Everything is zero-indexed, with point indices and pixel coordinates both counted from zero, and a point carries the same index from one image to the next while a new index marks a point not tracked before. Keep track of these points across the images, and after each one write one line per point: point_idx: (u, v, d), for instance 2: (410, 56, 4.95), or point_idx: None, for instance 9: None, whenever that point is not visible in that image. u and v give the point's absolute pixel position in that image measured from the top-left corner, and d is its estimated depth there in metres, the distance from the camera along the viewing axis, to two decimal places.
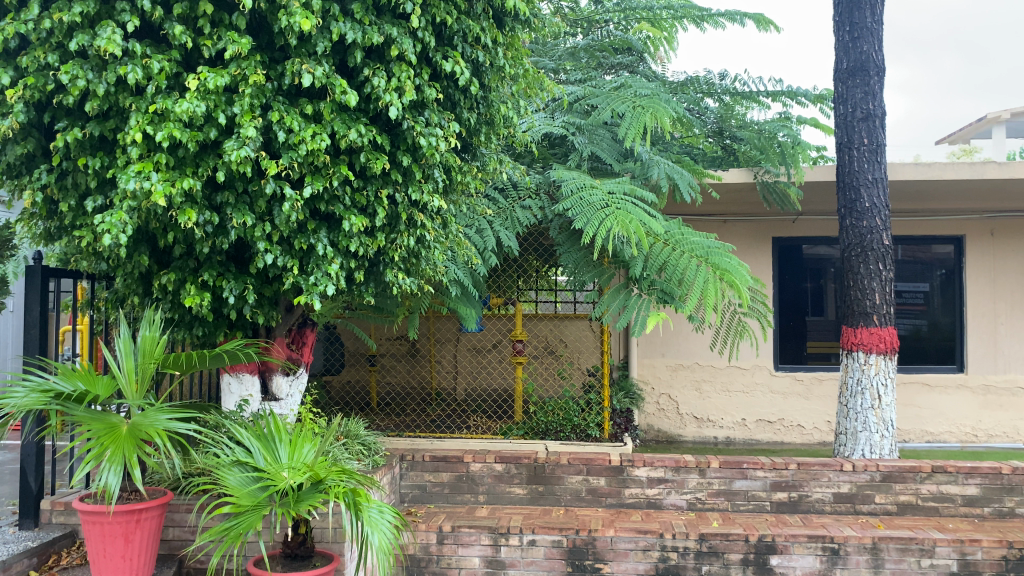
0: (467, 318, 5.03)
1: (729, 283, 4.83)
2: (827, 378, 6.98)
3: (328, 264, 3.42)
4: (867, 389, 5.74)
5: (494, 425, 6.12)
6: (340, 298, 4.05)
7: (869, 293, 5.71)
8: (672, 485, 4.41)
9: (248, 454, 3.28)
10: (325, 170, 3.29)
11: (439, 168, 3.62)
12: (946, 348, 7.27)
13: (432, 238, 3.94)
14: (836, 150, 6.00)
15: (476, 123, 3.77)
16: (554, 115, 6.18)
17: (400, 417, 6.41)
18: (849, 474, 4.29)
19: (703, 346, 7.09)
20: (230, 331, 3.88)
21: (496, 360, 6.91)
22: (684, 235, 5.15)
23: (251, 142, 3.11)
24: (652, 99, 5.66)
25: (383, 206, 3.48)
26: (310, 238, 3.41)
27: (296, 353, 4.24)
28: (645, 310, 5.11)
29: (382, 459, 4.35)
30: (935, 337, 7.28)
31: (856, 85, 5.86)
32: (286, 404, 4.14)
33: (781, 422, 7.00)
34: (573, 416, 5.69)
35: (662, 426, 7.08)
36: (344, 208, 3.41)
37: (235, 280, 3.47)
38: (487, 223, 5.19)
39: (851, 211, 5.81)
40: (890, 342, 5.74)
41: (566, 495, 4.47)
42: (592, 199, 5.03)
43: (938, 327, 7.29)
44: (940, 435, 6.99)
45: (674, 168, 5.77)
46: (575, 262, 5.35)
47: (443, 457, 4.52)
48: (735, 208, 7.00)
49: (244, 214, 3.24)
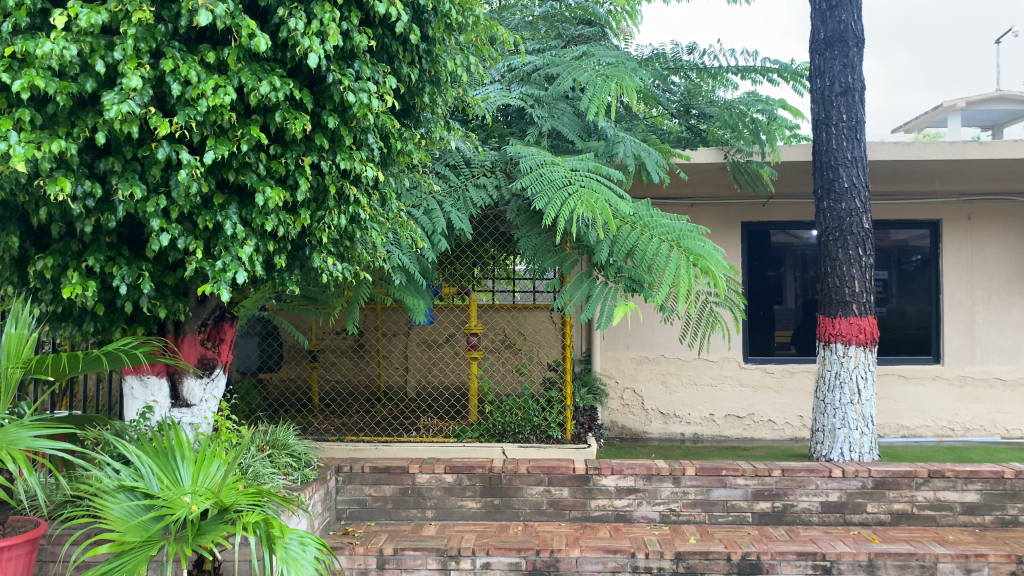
0: (416, 310, 4.44)
1: (704, 270, 4.37)
2: (800, 370, 6.59)
3: (239, 246, 2.88)
4: (847, 383, 5.34)
5: (447, 426, 5.59)
6: (261, 287, 3.49)
7: (848, 281, 5.30)
8: (643, 496, 3.93)
9: (140, 476, 2.72)
10: (232, 132, 2.74)
11: (374, 134, 3.09)
12: (920, 337, 6.92)
13: (369, 216, 3.41)
14: (812, 127, 5.57)
15: (418, 81, 3.22)
16: (510, 86, 5.65)
17: (343, 419, 5.84)
18: (839, 481, 3.86)
19: (670, 337, 6.65)
20: (129, 327, 3.29)
21: (450, 353, 6.40)
22: (653, 217, 4.67)
23: (137, 96, 2.53)
24: (617, 67, 5.17)
25: (306, 176, 2.93)
26: (217, 215, 2.87)
27: (212, 353, 3.66)
28: (612, 300, 4.66)
29: (313, 472, 3.80)
30: (911, 326, 6.93)
31: (834, 57, 5.44)
32: (199, 412, 3.58)
33: (751, 417, 6.59)
34: (533, 415, 5.16)
35: (627, 423, 6.63)
36: (258, 179, 2.87)
37: (128, 266, 2.89)
38: (436, 202, 4.63)
39: (829, 192, 5.39)
40: (870, 332, 5.34)
41: (525, 509, 3.96)
42: (553, 176, 4.55)
43: (914, 315, 6.93)
44: (916, 429, 6.66)
45: (641, 146, 5.30)
46: (534, 248, 4.84)
47: (385, 468, 3.99)
48: (703, 190, 6.56)
49: (131, 184, 2.67)
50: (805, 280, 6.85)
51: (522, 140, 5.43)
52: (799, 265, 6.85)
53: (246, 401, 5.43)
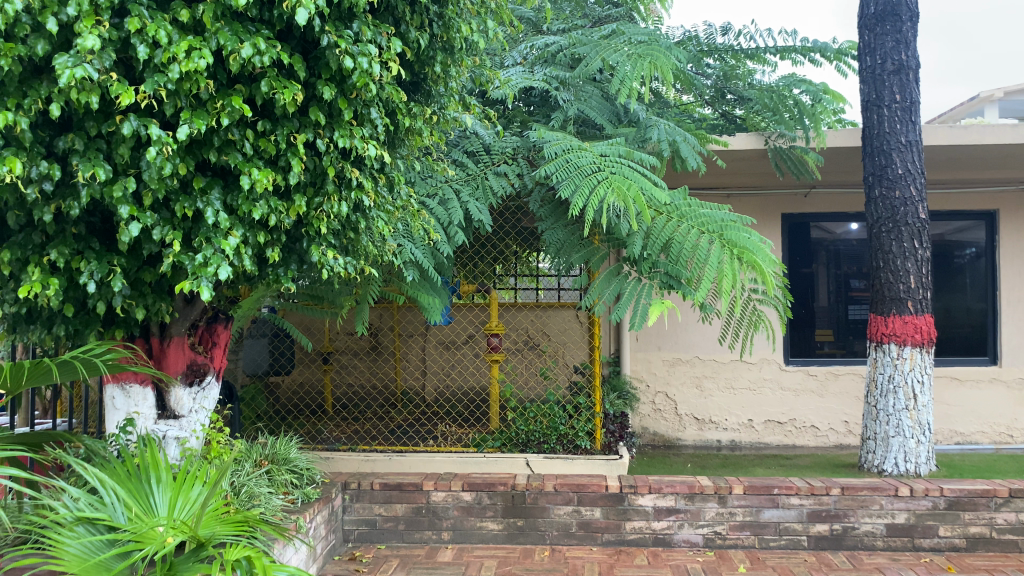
0: (430, 309, 4.02)
1: (750, 265, 3.94)
2: (844, 372, 6.13)
3: (223, 238, 2.51)
4: (901, 388, 4.87)
5: (466, 434, 5.18)
6: (256, 283, 3.11)
7: (903, 276, 4.84)
8: (685, 517, 3.51)
9: (102, 504, 2.34)
10: (210, 104, 2.36)
11: (378, 108, 2.69)
12: (976, 336, 6.40)
13: (375, 203, 3.01)
14: (861, 109, 5.12)
15: (428, 48, 2.82)
16: (534, 69, 5.24)
17: (356, 427, 5.41)
18: (906, 501, 3.42)
19: (706, 337, 6.22)
20: (106, 331, 2.93)
21: (471, 355, 6.00)
22: (691, 206, 4.24)
23: (96, 59, 2.16)
24: (651, 45, 4.74)
25: (299, 157, 2.55)
26: (197, 202, 2.49)
27: (203, 359, 3.28)
28: (646, 298, 4.18)
29: (315, 491, 3.43)
30: (964, 324, 6.42)
31: (886, 32, 4.99)
32: (188, 425, 3.20)
33: (792, 423, 6.13)
34: (559, 423, 4.72)
35: (659, 429, 6.21)
36: (243, 159, 2.49)
37: (98, 260, 2.51)
38: (452, 192, 4.23)
39: (881, 179, 4.93)
40: (927, 332, 4.87)
41: (552, 531, 3.56)
42: (580, 162, 4.14)
43: (968, 313, 6.43)
44: (972, 436, 6.15)
45: (676, 130, 4.90)
46: (560, 242, 4.43)
47: (396, 485, 3.60)
48: (739, 179, 6.12)
49: (94, 165, 2.28)
50: (852, 276, 6.37)
51: (546, 125, 5.00)
52: (844, 259, 6.36)
53: (251, 408, 5.08)
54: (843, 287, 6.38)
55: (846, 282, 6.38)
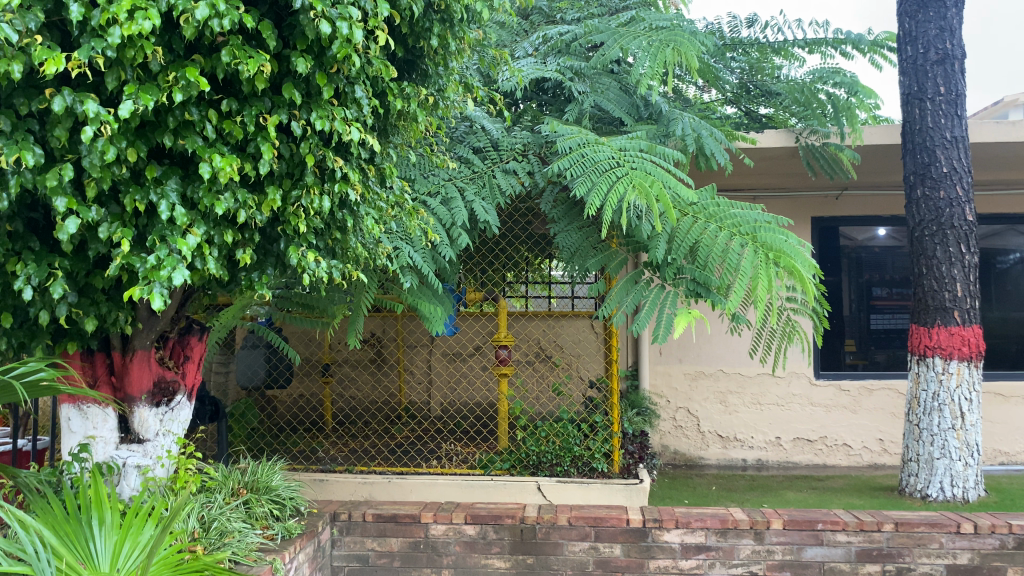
0: (433, 319, 3.63)
1: (788, 270, 3.53)
2: (879, 387, 5.68)
3: (180, 236, 2.13)
4: (947, 406, 4.43)
5: (473, 454, 4.77)
6: (230, 289, 2.75)
7: (948, 283, 4.42)
8: (716, 556, 3.13)
9: (22, 553, 1.95)
10: (162, 77, 1.99)
11: (364, 86, 2.31)
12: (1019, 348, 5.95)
13: (364, 198, 2.63)
14: (901, 102, 4.70)
15: (424, 18, 2.44)
16: (547, 60, 4.85)
17: (353, 443, 5.07)
18: (970, 539, 3.02)
19: (731, 349, 5.81)
20: (54, 344, 2.55)
21: (478, 368, 5.62)
22: (719, 205, 3.85)
23: (19, 18, 1.79)
24: (673, 30, 4.35)
25: (270, 142, 2.18)
26: (150, 193, 2.12)
27: (172, 376, 2.91)
28: (671, 307, 3.77)
29: (299, 524, 3.06)
30: (997, 334, 5.98)
31: (929, 19, 4.58)
32: (153, 450, 2.80)
33: (823, 441, 5.69)
34: (573, 444, 4.34)
35: (680, 447, 5.79)
36: (204, 144, 2.12)
37: (36, 263, 2.14)
38: (456, 190, 3.85)
39: (923, 178, 4.51)
40: (976, 344, 4.41)
41: (566, 570, 3.20)
42: (597, 157, 3.76)
43: (1008, 323, 5.98)
44: (1018, 456, 5.63)
45: (701, 124, 4.52)
46: (575, 246, 4.03)
47: (392, 517, 3.26)
48: (766, 179, 5.70)
49: (21, 149, 1.90)
50: (881, 284, 5.96)
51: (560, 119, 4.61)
52: (873, 266, 5.94)
53: (241, 424, 4.72)
54: (873, 296, 5.96)
55: (877, 290, 5.96)
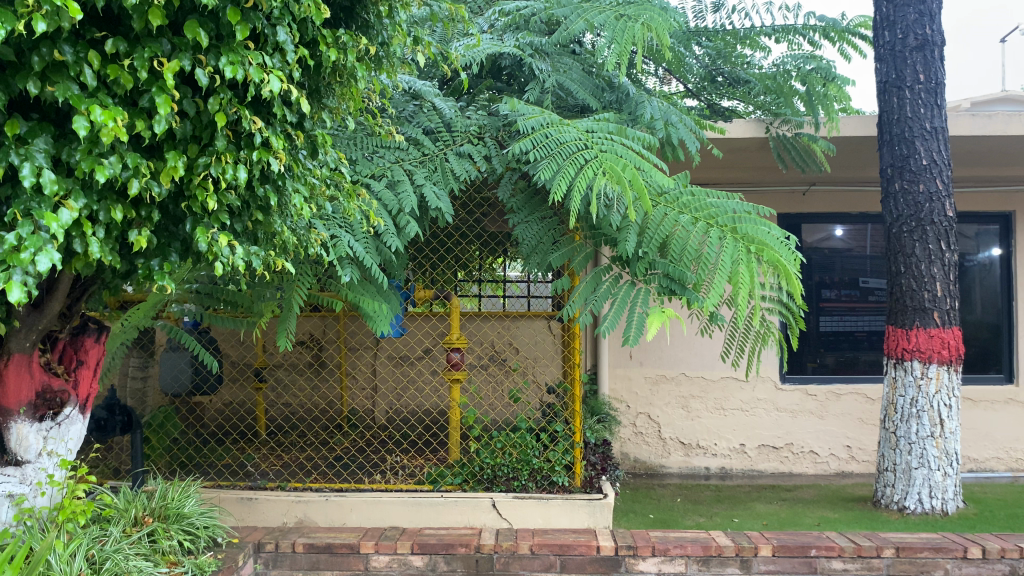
0: (377, 317, 3.19)
1: (772, 265, 3.18)
2: (847, 392, 5.40)
3: (49, 209, 1.67)
4: (925, 413, 4.03)
5: (420, 466, 4.35)
6: (128, 279, 2.29)
7: (927, 282, 4.03)
8: None
9: None
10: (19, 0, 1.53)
11: (290, 29, 1.88)
12: (978, 353, 5.45)
13: (289, 172, 2.20)
14: (877, 91, 4.30)
15: None
16: (504, 37, 4.45)
17: (288, 455, 4.61)
18: (977, 565, 2.92)
19: (695, 353, 5.48)
20: None
21: (427, 372, 5.19)
22: (697, 194, 3.49)
23: None
24: (643, 3, 3.98)
25: (167, 95, 1.74)
26: (10, 152, 1.66)
27: (60, 385, 2.40)
28: (642, 306, 3.39)
29: (215, 559, 2.61)
30: None
31: (908, 2, 4.18)
32: (32, 476, 2.31)
33: (789, 448, 5.39)
34: (532, 456, 3.94)
35: (640, 455, 5.44)
36: (81, 94, 1.67)
37: None
38: (404, 173, 3.43)
39: (901, 171, 4.11)
40: (955, 347, 4.04)
41: None
42: (562, 138, 3.37)
43: (965, 326, 5.49)
44: (987, 463, 5.20)
45: (671, 109, 4.20)
46: (535, 240, 3.63)
47: (326, 548, 2.99)
48: (734, 173, 5.41)
49: None
50: (830, 286, 5.63)
51: (519, 100, 4.21)
52: (822, 267, 5.62)
53: (161, 433, 4.22)
54: (822, 298, 5.62)
55: (827, 291, 5.62)
